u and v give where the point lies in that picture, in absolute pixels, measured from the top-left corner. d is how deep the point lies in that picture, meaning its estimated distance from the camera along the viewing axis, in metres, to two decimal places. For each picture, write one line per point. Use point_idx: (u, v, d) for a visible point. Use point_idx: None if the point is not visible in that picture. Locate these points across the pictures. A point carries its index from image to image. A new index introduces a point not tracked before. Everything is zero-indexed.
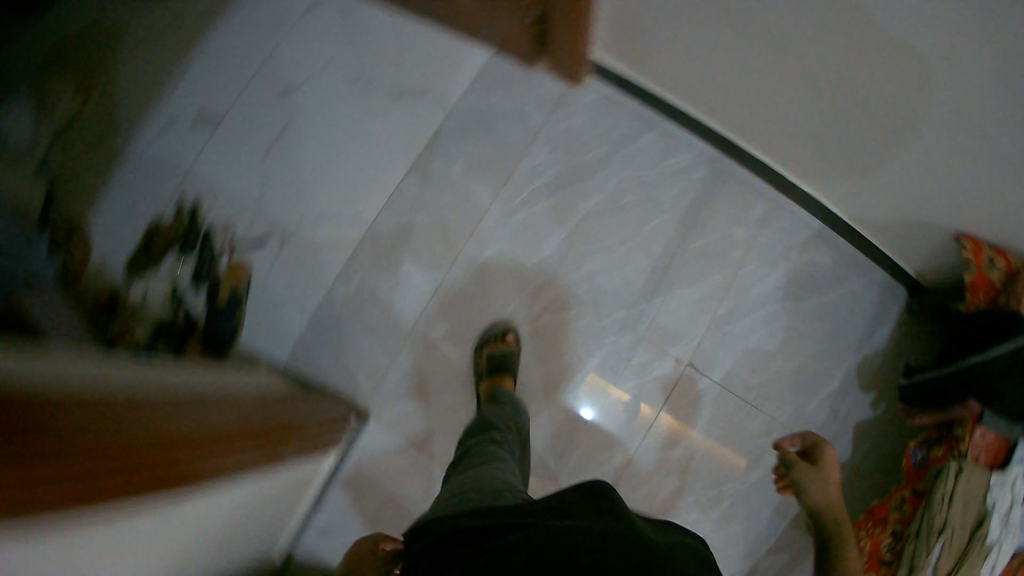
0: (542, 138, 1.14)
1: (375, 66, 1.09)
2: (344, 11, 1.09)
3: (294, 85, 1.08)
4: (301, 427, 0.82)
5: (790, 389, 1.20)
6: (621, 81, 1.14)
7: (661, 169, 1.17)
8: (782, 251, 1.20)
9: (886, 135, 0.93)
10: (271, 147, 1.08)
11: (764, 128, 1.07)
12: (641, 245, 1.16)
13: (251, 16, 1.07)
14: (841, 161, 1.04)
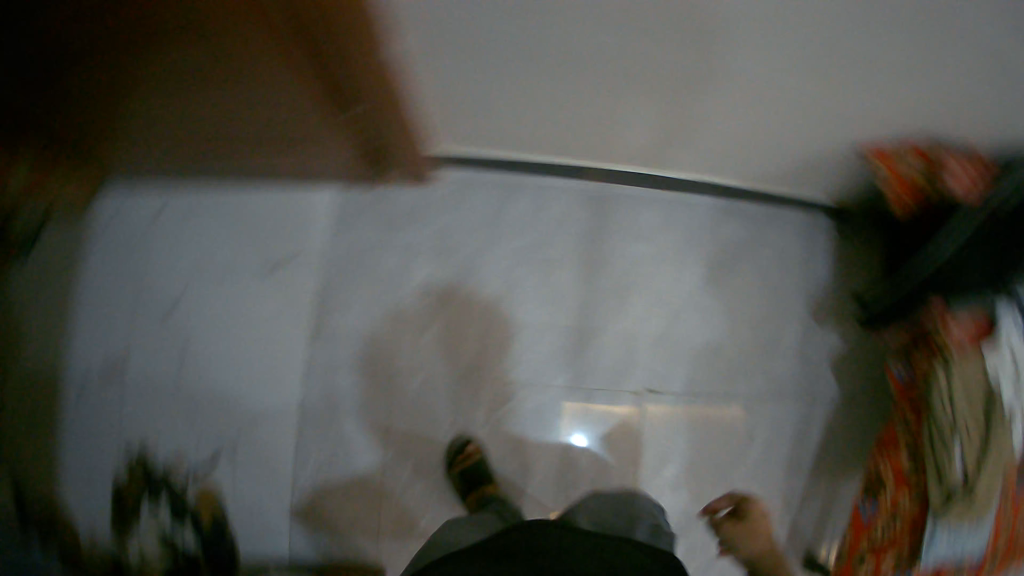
0: (416, 251, 1.17)
1: (245, 244, 1.12)
2: (205, 201, 1.06)
3: (178, 296, 1.02)
4: None
5: (746, 364, 1.23)
6: (473, 161, 1.13)
7: (541, 225, 1.18)
8: (691, 246, 1.20)
9: (766, 115, 0.91)
10: (180, 362, 1.03)
11: (611, 145, 1.08)
12: (556, 304, 1.18)
13: (116, 236, 0.93)
14: (707, 148, 1.05)
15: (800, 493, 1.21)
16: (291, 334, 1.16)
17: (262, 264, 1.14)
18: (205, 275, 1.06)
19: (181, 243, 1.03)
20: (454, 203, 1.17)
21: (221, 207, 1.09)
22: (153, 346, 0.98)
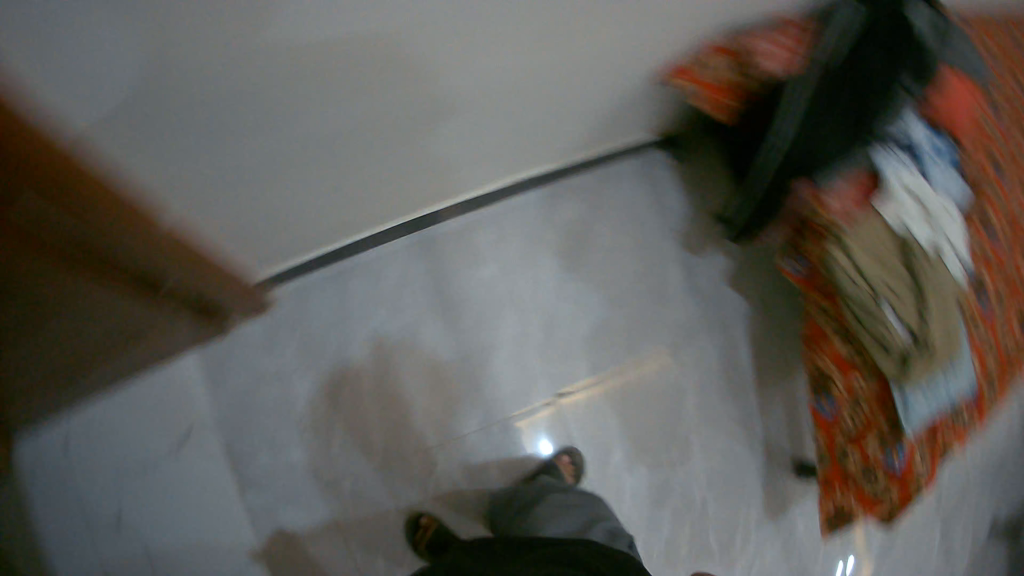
0: (292, 367, 1.17)
1: (143, 438, 1.12)
2: (90, 420, 1.10)
3: (113, 513, 1.08)
4: None
5: (645, 316, 1.21)
6: (294, 270, 1.15)
7: (386, 292, 1.18)
8: (534, 240, 1.21)
9: (517, 92, 0.94)
10: (145, 564, 1.07)
11: (412, 188, 1.09)
12: (435, 356, 1.17)
13: (39, 489, 1.05)
14: (498, 139, 1.07)
15: (748, 406, 1.24)
16: (220, 495, 1.13)
17: (167, 444, 1.13)
18: (126, 478, 1.10)
19: (96, 463, 1.09)
20: (304, 310, 1.17)
21: (120, 419, 1.11)
22: (112, 551, 1.07)
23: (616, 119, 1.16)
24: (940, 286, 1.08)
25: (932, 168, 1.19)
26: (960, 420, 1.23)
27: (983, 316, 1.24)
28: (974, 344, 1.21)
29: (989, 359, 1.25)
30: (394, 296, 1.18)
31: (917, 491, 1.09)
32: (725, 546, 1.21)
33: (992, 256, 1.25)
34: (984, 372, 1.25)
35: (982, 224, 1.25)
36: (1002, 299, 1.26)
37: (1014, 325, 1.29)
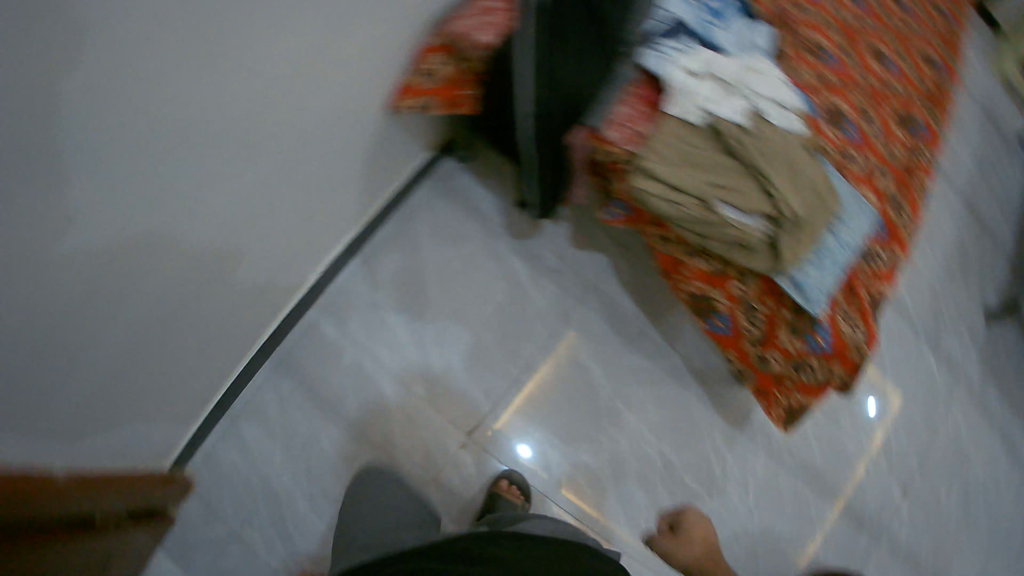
0: (241, 525, 1.12)
1: None
2: None
3: None
4: None
5: (510, 316, 1.22)
6: (191, 443, 1.13)
7: (277, 421, 1.18)
8: (374, 307, 1.22)
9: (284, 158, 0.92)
10: None
11: (252, 308, 1.08)
12: (349, 453, 1.16)
13: None
14: (299, 221, 1.05)
15: (644, 348, 1.24)
16: None
17: None
18: None
19: None
20: (221, 473, 1.14)
21: None
22: None
23: (387, 146, 1.12)
24: (774, 147, 0.99)
25: (727, 29, 1.14)
26: (890, 253, 1.12)
27: (854, 140, 1.17)
28: (856, 174, 1.14)
29: (885, 178, 1.17)
30: (285, 424, 1.17)
31: (857, 356, 1.02)
32: (709, 482, 1.19)
33: (833, 79, 1.21)
34: (886, 194, 1.16)
35: (806, 54, 1.21)
36: (869, 114, 1.21)
37: (896, 129, 1.23)
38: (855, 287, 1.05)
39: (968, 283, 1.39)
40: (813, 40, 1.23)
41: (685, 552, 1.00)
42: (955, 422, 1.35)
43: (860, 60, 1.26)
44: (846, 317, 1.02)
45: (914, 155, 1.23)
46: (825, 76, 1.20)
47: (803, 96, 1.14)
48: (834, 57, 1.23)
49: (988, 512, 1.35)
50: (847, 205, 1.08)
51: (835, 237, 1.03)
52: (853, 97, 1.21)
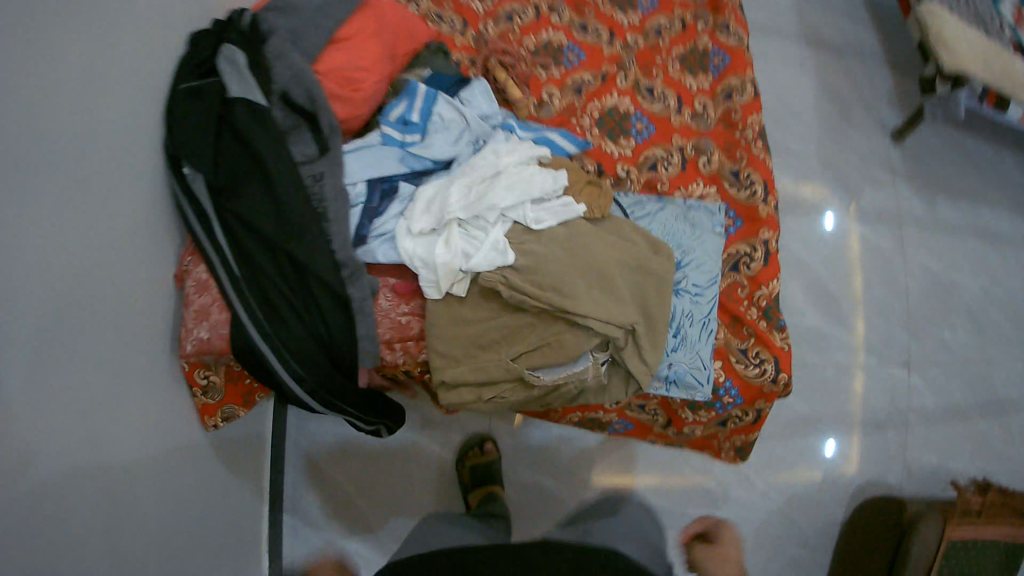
0: None
1: None
2: None
3: None
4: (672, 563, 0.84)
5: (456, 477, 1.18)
6: None
7: None
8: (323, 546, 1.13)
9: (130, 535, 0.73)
10: None
11: None
12: None
13: None
14: (192, 549, 0.87)
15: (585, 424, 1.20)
16: None
17: None
18: None
19: None
20: None
21: None
22: None
23: (228, 441, 0.99)
24: (560, 267, 0.79)
25: (436, 130, 0.89)
26: (768, 232, 0.90)
27: (650, 135, 0.96)
28: (672, 180, 0.93)
29: (709, 153, 0.96)
30: None
31: (777, 390, 0.85)
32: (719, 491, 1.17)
33: (588, 79, 0.99)
34: (721, 170, 0.95)
35: (542, 71, 0.99)
36: (649, 88, 0.99)
37: (689, 80, 1.01)
38: (737, 313, 0.88)
39: (859, 124, 1.34)
40: (540, 47, 1.00)
41: (725, 552, 0.86)
42: (917, 261, 1.31)
43: (602, 31, 1.03)
44: (743, 357, 0.86)
45: (732, 89, 0.99)
46: (576, 84, 0.98)
47: (565, 137, 0.92)
48: (573, 49, 1.00)
49: (992, 310, 1.34)
50: (683, 236, 0.87)
51: (683, 293, 0.84)
52: (621, 82, 0.99)
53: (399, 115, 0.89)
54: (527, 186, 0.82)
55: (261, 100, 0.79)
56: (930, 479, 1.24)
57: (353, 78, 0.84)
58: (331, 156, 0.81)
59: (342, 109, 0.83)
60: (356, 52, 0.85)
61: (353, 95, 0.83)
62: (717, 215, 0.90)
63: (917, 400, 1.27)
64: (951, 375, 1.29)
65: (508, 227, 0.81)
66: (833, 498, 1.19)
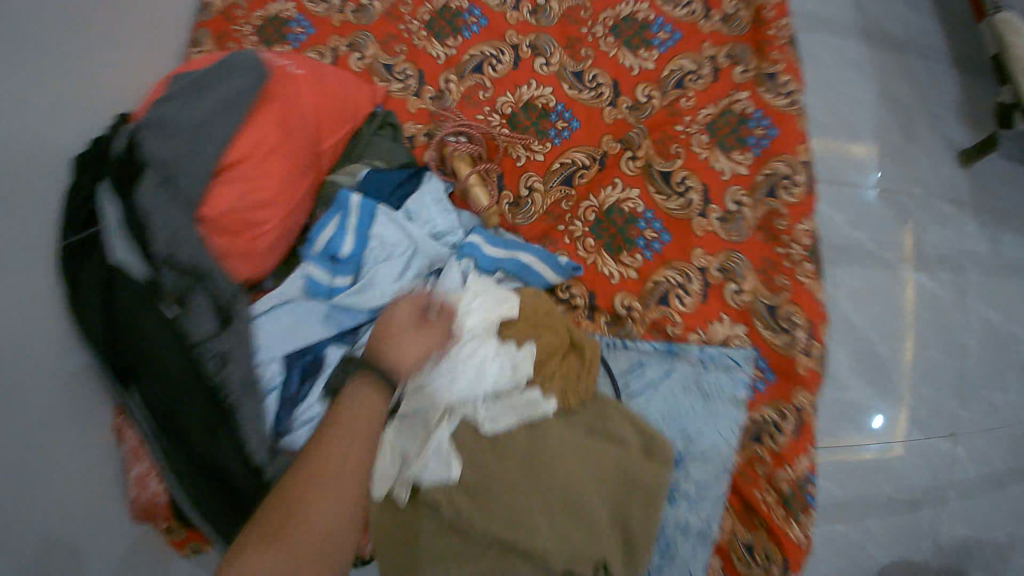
0: None
1: None
2: None
3: None
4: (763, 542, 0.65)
5: None
6: None
7: None
8: None
9: None
10: None
11: None
12: None
13: None
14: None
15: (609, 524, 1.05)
16: None
17: None
18: None
19: None
20: None
21: None
22: None
23: None
24: (511, 493, 0.61)
25: (375, 262, 0.69)
26: (803, 396, 0.66)
27: (663, 249, 0.74)
28: (687, 317, 0.70)
29: (741, 276, 0.72)
30: None
31: None
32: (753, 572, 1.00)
33: (580, 162, 0.79)
34: (755, 303, 0.71)
35: (520, 149, 0.80)
36: (665, 174, 0.77)
37: (721, 160, 0.77)
38: (748, 499, 0.66)
39: (922, 144, 1.21)
40: (521, 110, 0.81)
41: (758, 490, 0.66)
42: (978, 312, 1.11)
43: (603, 86, 0.83)
44: (747, 555, 0.64)
45: (778, 180, 0.74)
46: (564, 171, 0.78)
47: (542, 260, 0.71)
48: (562, 115, 0.81)
49: None
50: (690, 417, 0.67)
51: (678, 500, 0.66)
52: (625, 167, 0.78)
53: (324, 246, 0.68)
54: (477, 380, 0.62)
55: (140, 270, 0.60)
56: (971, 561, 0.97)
57: (251, 219, 0.64)
58: (232, 329, 0.63)
59: (241, 265, 0.65)
60: (252, 180, 0.64)
61: (251, 243, 0.65)
62: (739, 373, 0.68)
63: (955, 474, 1.01)
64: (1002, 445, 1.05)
65: (457, 425, 0.63)
66: None
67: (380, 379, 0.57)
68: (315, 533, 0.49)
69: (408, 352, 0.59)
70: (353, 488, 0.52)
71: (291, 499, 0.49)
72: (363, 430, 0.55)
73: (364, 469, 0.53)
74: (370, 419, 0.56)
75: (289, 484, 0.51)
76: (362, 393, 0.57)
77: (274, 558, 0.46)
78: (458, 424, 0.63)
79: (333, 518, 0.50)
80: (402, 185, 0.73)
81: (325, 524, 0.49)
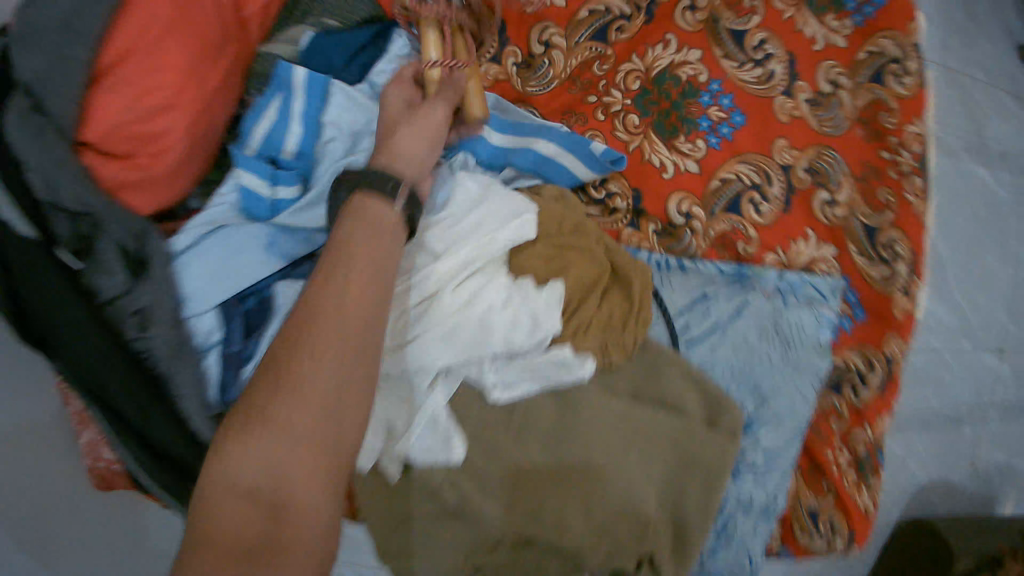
0: None
1: None
2: None
3: None
4: (830, 493, 0.56)
5: None
6: None
7: None
8: None
9: None
10: None
11: None
12: None
13: None
14: None
15: None
16: None
17: None
18: None
19: None
20: None
21: None
22: None
23: None
24: (535, 481, 0.45)
25: (332, 160, 0.50)
26: (897, 345, 0.54)
27: (732, 134, 0.57)
28: (765, 232, 0.55)
29: (836, 183, 0.57)
30: None
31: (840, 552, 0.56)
32: None
33: (619, 10, 0.59)
34: (851, 222, 0.56)
35: None
36: (737, 37, 0.58)
37: (811, 25, 0.59)
38: (817, 462, 0.57)
39: (984, 23, 1.01)
40: None
41: (840, 433, 0.57)
42: None
43: None
44: (812, 519, 0.57)
45: (885, 60, 0.58)
46: (596, 23, 0.59)
47: (567, 153, 0.54)
48: None
49: None
50: (765, 371, 0.51)
51: (742, 475, 0.51)
52: (681, 21, 0.58)
53: (261, 144, 0.50)
54: (486, 332, 0.44)
55: (26, 224, 0.41)
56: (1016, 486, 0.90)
57: (147, 135, 0.44)
58: (150, 279, 0.44)
59: (143, 198, 0.45)
60: (141, 78, 0.43)
61: (152, 168, 0.45)
62: (826, 310, 0.54)
63: None
64: None
65: (457, 388, 0.47)
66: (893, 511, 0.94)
67: (384, 192, 0.39)
68: (315, 397, 0.31)
69: (410, 148, 0.43)
70: (371, 331, 0.35)
71: (286, 341, 0.33)
72: (375, 255, 0.37)
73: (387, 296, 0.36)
74: (381, 241, 0.37)
75: (275, 340, 0.34)
76: (357, 212, 0.38)
77: (265, 443, 0.30)
78: (460, 387, 0.47)
79: (346, 368, 0.33)
80: (359, 52, 0.56)
81: (331, 381, 0.32)
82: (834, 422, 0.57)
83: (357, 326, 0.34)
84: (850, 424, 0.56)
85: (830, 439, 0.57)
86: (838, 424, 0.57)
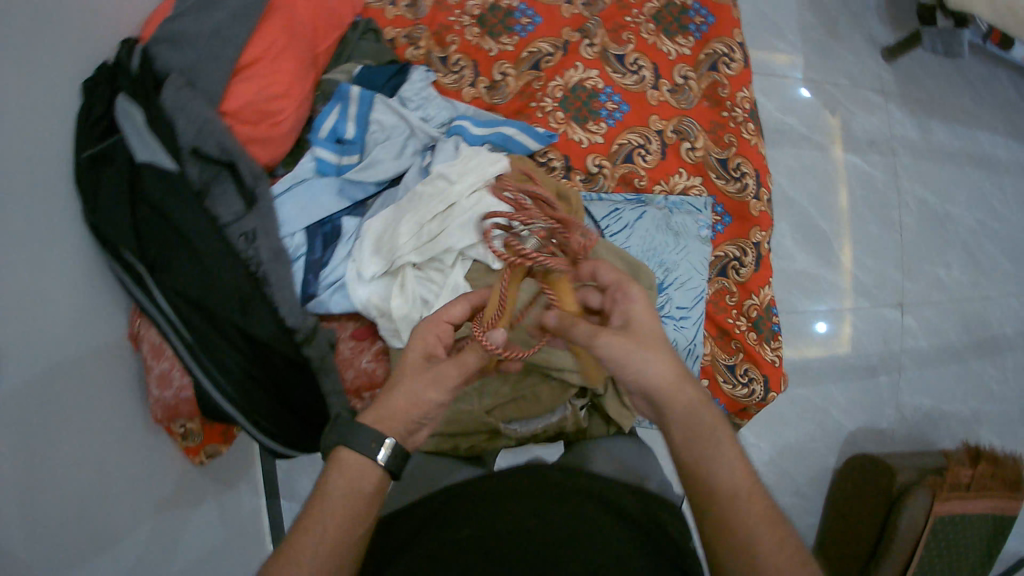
0: None
1: None
2: None
3: None
4: (739, 348, 0.80)
5: None
6: None
7: None
8: None
9: (114, 486, 0.72)
10: None
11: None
12: None
13: None
14: (177, 526, 0.84)
15: None
16: None
17: None
18: None
19: None
20: None
21: None
22: None
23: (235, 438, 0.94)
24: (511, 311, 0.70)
25: (375, 144, 0.78)
26: (760, 233, 0.82)
27: (623, 117, 0.82)
28: (652, 171, 0.81)
29: (693, 137, 0.83)
30: None
31: (758, 390, 0.79)
32: None
33: (545, 50, 0.85)
34: (709, 158, 0.83)
35: (491, 43, 0.86)
36: (620, 57, 0.85)
37: (667, 44, 0.87)
38: (725, 327, 0.80)
39: (847, 42, 1.31)
40: (487, 11, 0.87)
41: (732, 302, 0.81)
42: (913, 192, 1.29)
43: None
44: (730, 374, 0.79)
45: (718, 57, 0.87)
46: (533, 58, 0.85)
47: (524, 132, 0.79)
48: (525, 12, 0.86)
49: (989, 245, 1.32)
50: (666, 251, 0.77)
51: (665, 320, 0.75)
52: (584, 51, 0.84)
53: (328, 132, 0.76)
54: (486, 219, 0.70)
55: (170, 163, 0.66)
56: (924, 420, 1.22)
57: (269, 111, 0.71)
58: (258, 209, 0.70)
59: (262, 151, 0.72)
60: (266, 79, 0.71)
61: (271, 132, 0.72)
62: (700, 215, 0.80)
63: (910, 340, 1.24)
64: (941, 312, 1.27)
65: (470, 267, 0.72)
66: (823, 444, 1.17)
67: (355, 449, 0.51)
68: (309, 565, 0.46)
69: (397, 410, 0.53)
70: (345, 544, 0.48)
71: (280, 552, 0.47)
72: (349, 506, 0.50)
73: (361, 527, 0.50)
74: (358, 496, 0.51)
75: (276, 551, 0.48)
76: (337, 468, 0.52)
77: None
78: (471, 270, 0.72)
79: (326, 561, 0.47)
80: (392, 78, 0.82)
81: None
82: (729, 297, 0.81)
83: (336, 539, 0.48)
84: (736, 296, 0.81)
85: (726, 307, 0.81)
86: (730, 296, 0.81)
